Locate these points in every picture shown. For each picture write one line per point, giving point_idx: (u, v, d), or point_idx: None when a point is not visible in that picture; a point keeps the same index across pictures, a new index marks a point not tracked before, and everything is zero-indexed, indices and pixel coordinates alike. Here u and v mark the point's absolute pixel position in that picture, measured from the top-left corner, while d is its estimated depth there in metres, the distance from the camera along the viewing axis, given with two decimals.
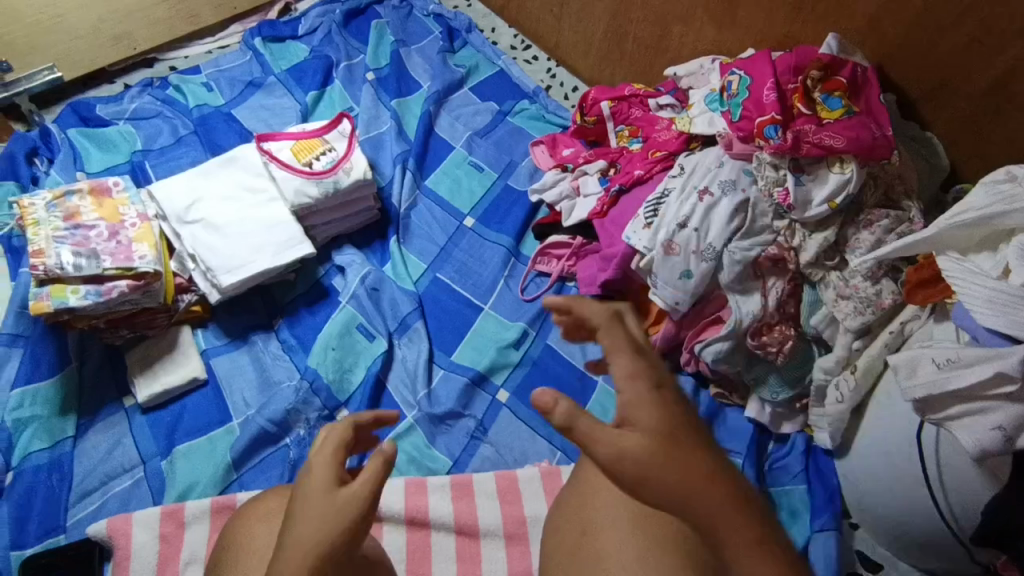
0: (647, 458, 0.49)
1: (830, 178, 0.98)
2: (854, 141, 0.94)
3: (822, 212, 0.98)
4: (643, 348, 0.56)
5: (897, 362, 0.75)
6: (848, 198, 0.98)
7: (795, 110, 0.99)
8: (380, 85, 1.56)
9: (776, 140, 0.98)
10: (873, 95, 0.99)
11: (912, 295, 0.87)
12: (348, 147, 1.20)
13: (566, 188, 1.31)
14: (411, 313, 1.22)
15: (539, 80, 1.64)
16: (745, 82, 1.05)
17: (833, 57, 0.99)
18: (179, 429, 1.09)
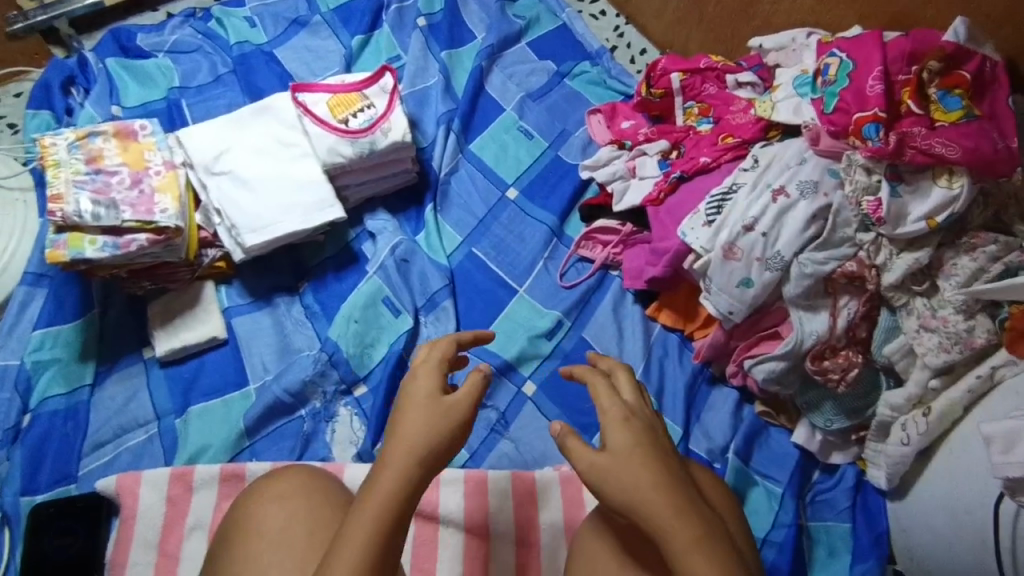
0: (607, 475, 0.62)
1: (933, 193, 0.84)
2: (971, 151, 0.79)
3: (918, 230, 0.85)
4: (631, 408, 0.66)
5: (993, 433, 0.64)
6: (952, 218, 0.84)
7: (903, 107, 0.84)
8: (432, 33, 1.44)
9: (875, 142, 0.83)
10: (1002, 96, 0.83)
11: None
12: (388, 105, 1.10)
13: (621, 168, 1.19)
14: (441, 290, 1.15)
15: (605, 39, 1.49)
16: (846, 66, 0.88)
17: (958, 45, 0.82)
18: (195, 389, 1.04)
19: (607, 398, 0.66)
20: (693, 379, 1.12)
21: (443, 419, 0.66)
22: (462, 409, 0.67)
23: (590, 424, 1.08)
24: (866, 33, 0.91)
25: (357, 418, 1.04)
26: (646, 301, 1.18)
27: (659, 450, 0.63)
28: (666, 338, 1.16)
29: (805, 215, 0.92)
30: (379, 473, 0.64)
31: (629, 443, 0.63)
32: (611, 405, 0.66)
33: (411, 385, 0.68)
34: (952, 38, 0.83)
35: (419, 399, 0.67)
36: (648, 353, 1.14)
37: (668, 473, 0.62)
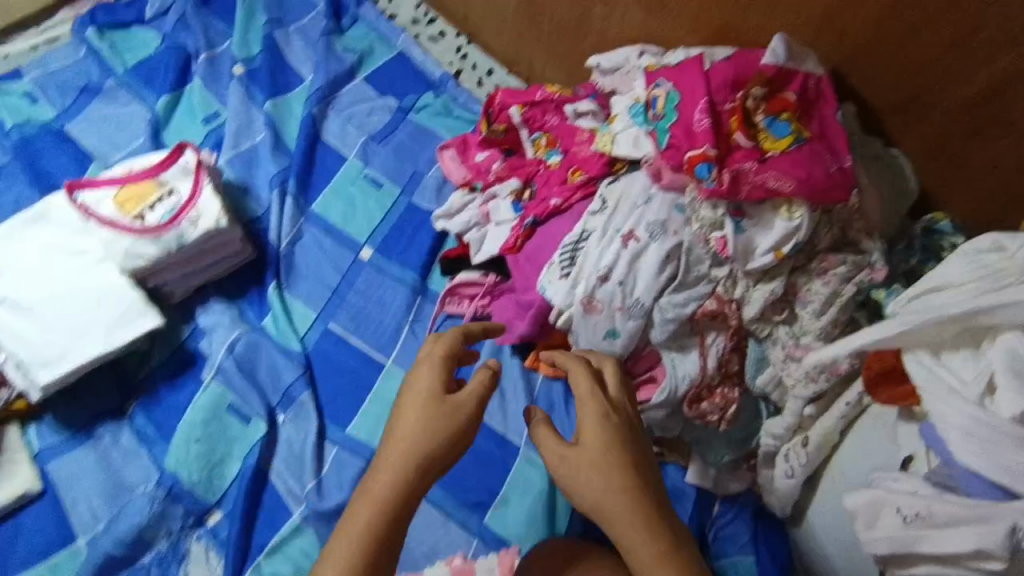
0: (579, 471, 0.67)
1: (775, 224, 0.80)
2: (803, 182, 0.75)
3: (767, 263, 0.81)
4: (612, 408, 0.70)
5: (855, 507, 0.60)
6: (798, 246, 0.81)
7: (732, 140, 0.79)
8: (251, 80, 1.28)
9: (709, 182, 0.78)
10: (830, 113, 0.79)
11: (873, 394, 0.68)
12: (193, 189, 0.96)
13: (474, 215, 1.10)
14: (296, 382, 1.02)
15: (447, 63, 1.38)
16: (672, 99, 0.83)
17: (778, 68, 0.79)
18: (9, 561, 0.89)
19: (589, 391, 0.71)
20: None
21: (439, 421, 0.68)
22: (462, 417, 0.69)
23: (480, 501, 0.99)
24: (685, 58, 0.85)
25: (213, 552, 0.91)
26: (525, 352, 1.10)
27: (632, 458, 0.68)
28: (550, 388, 1.08)
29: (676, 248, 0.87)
30: (376, 478, 0.67)
31: (604, 448, 0.67)
32: (594, 404, 0.70)
33: (412, 385, 0.70)
34: (771, 60, 0.79)
35: (415, 401, 0.69)
36: (533, 410, 1.06)
37: (640, 482, 0.66)
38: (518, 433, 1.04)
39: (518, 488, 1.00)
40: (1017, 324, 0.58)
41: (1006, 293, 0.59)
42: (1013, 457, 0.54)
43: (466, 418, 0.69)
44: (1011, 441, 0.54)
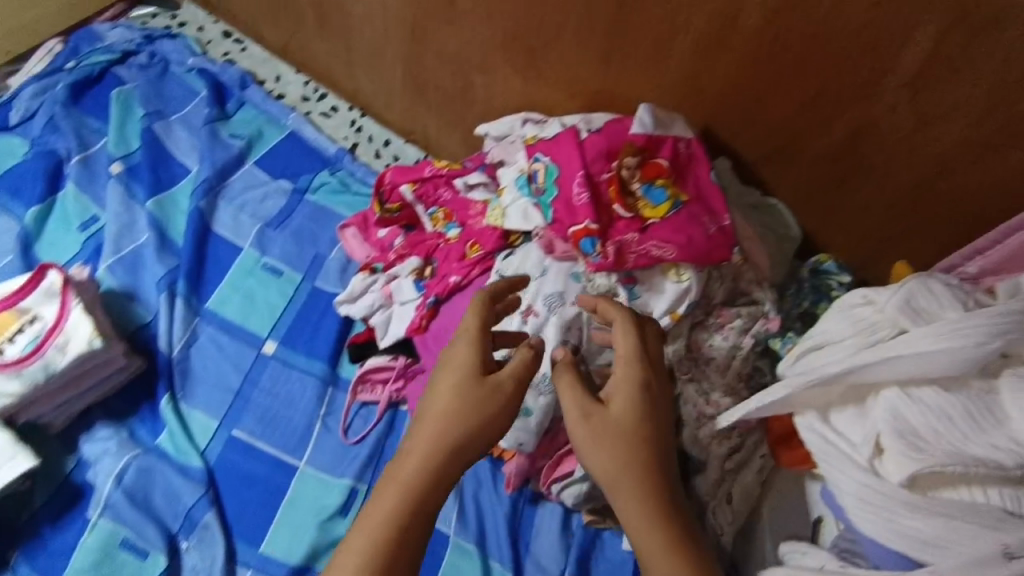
0: (604, 441, 0.64)
1: (666, 287, 0.81)
2: (682, 247, 0.77)
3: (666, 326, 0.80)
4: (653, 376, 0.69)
5: None
6: (693, 305, 0.81)
7: (613, 211, 0.81)
8: (132, 177, 1.22)
9: (595, 257, 0.78)
10: (703, 174, 0.82)
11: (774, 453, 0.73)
12: (60, 313, 0.90)
13: (377, 297, 1.06)
14: (197, 503, 0.95)
15: (342, 138, 1.35)
16: (552, 172, 0.84)
17: (648, 136, 0.82)
18: None
19: (628, 350, 0.69)
20: (515, 504, 1.02)
21: (478, 398, 0.66)
22: (504, 396, 0.67)
23: None
24: (557, 135, 0.87)
25: None
26: None
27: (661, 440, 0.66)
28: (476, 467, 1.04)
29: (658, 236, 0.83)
30: (404, 460, 0.65)
31: (636, 419, 0.66)
32: (626, 370, 0.68)
33: (450, 356, 0.69)
34: (640, 128, 0.82)
35: (450, 376, 0.67)
36: (460, 493, 1.02)
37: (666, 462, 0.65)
38: (446, 521, 1.00)
39: None
40: (899, 380, 0.59)
41: (882, 352, 0.59)
42: (911, 524, 0.54)
43: (505, 400, 0.67)
44: (901, 505, 0.54)
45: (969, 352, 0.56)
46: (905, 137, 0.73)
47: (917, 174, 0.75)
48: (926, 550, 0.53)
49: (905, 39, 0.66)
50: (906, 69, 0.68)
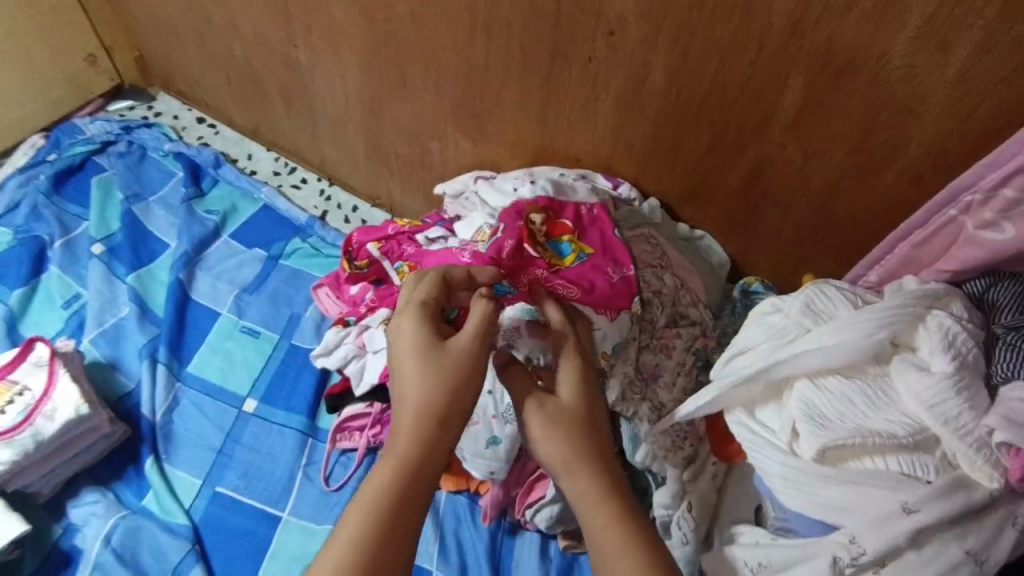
0: (557, 427, 0.70)
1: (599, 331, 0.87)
2: (580, 293, 0.89)
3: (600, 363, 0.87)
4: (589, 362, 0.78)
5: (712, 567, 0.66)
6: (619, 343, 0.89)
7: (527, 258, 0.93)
8: (113, 256, 1.29)
9: (509, 295, 0.89)
10: (606, 229, 0.95)
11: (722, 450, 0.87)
12: (47, 384, 0.95)
13: (351, 348, 1.12)
14: (184, 558, 0.98)
15: (312, 206, 1.45)
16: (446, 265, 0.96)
17: (551, 200, 0.97)
18: None
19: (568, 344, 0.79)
20: (494, 539, 1.07)
21: (438, 373, 0.70)
22: (471, 358, 0.72)
23: None
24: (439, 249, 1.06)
25: None
26: None
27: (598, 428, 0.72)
28: (455, 503, 1.10)
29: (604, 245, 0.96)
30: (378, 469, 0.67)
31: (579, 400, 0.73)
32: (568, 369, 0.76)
33: (399, 340, 0.74)
34: (556, 187, 0.98)
35: (408, 357, 0.72)
36: (440, 531, 1.07)
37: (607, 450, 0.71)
38: (429, 557, 1.05)
39: None
40: (806, 373, 0.67)
41: (791, 348, 0.68)
42: (826, 492, 0.61)
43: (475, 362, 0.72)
44: (817, 478, 0.61)
45: (861, 341, 0.65)
46: (796, 168, 0.85)
47: (814, 198, 0.87)
48: (839, 514, 0.60)
49: (782, 87, 0.78)
50: (786, 112, 0.80)
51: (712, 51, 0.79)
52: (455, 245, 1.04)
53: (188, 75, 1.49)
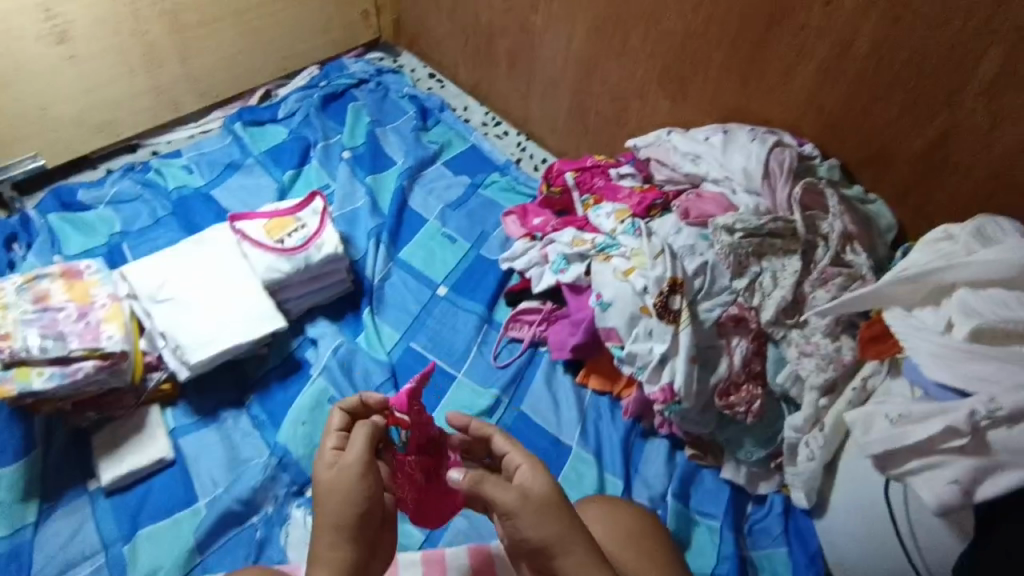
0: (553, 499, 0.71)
1: (761, 268, 1.07)
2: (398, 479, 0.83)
3: (752, 281, 1.07)
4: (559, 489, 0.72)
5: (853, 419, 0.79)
6: (777, 277, 1.06)
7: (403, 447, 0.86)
8: (356, 163, 1.60)
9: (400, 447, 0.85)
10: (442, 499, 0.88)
11: (866, 349, 0.94)
12: (319, 224, 1.24)
13: (535, 256, 1.33)
14: (384, 382, 1.23)
15: (510, 153, 1.70)
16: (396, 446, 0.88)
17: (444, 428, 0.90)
18: (144, 511, 1.07)
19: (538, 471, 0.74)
20: (628, 435, 1.21)
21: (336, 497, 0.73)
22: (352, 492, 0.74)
23: None
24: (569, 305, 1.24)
25: (312, 517, 1.08)
26: (574, 370, 1.28)
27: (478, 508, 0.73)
28: (598, 401, 1.25)
29: (784, 186, 1.07)
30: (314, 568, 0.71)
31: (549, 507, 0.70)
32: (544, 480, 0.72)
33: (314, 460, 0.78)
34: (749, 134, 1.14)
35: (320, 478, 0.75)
36: (583, 417, 1.23)
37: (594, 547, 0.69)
38: (570, 435, 1.20)
39: (571, 480, 1.15)
40: (968, 281, 0.78)
41: (956, 259, 0.79)
42: (969, 367, 0.73)
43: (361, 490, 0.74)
44: (964, 354, 0.74)
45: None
46: (983, 135, 0.94)
47: (995, 168, 0.95)
48: (976, 383, 0.72)
49: (980, 58, 0.90)
50: (982, 80, 0.91)
51: (921, 21, 0.92)
52: (601, 218, 1.24)
53: (433, 38, 1.83)
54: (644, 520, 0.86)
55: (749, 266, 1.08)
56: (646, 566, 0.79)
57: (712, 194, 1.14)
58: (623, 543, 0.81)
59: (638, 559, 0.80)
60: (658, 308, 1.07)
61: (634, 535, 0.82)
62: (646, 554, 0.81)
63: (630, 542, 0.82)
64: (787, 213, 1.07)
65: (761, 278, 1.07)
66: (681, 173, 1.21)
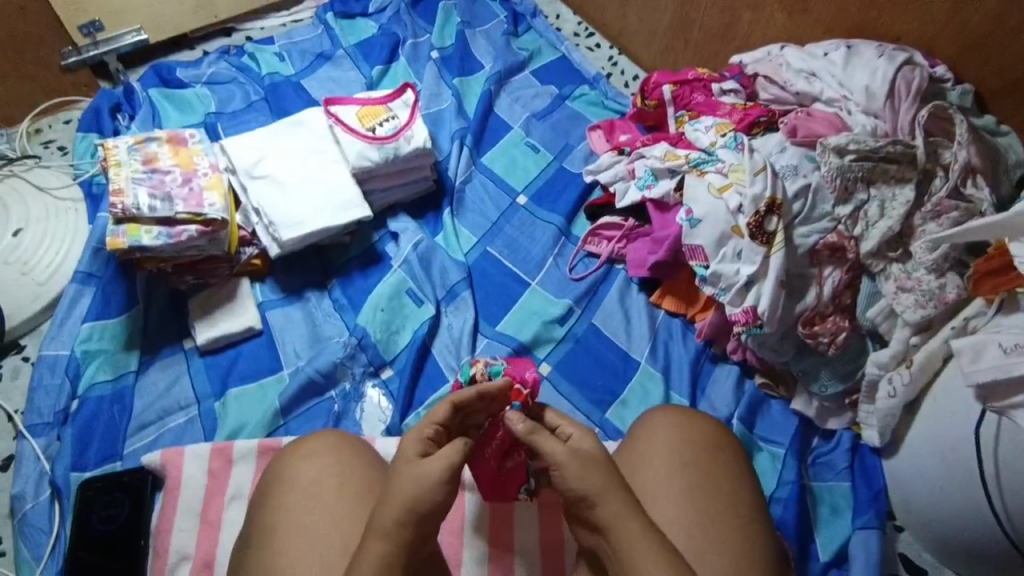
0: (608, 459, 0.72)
1: (867, 197, 1.03)
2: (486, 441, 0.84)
3: (854, 209, 1.03)
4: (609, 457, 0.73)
5: (961, 347, 0.81)
6: (885, 207, 1.02)
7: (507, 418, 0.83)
8: (444, 64, 1.56)
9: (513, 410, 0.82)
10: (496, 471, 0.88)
11: (980, 285, 0.88)
12: (409, 117, 1.27)
13: (621, 171, 1.29)
14: (460, 282, 1.24)
15: (600, 67, 1.63)
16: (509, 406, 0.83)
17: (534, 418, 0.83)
18: (234, 372, 1.15)
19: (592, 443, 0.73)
20: (698, 358, 1.18)
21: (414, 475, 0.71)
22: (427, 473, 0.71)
23: (602, 399, 1.14)
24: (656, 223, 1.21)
25: (385, 398, 1.14)
26: (650, 289, 1.25)
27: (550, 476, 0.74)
28: (670, 322, 1.22)
29: (908, 109, 1.03)
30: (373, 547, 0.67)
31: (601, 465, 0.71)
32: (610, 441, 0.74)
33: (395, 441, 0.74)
34: (876, 51, 1.09)
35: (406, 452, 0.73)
36: (654, 335, 1.20)
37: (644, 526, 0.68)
38: (640, 351, 1.19)
39: (637, 395, 1.14)
40: None
41: None
42: None
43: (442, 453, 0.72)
44: None
45: None
46: None
47: None
48: None
49: None
50: None
51: None
52: (698, 133, 1.20)
53: None
54: (716, 433, 0.84)
55: (856, 193, 1.03)
56: (720, 473, 0.79)
57: (823, 113, 1.11)
58: (699, 450, 0.81)
59: (712, 464, 0.80)
60: (751, 229, 1.04)
61: (711, 445, 0.82)
62: (720, 461, 0.80)
63: (704, 447, 0.81)
64: (908, 138, 1.03)
65: (867, 207, 1.02)
66: (790, 91, 1.18)
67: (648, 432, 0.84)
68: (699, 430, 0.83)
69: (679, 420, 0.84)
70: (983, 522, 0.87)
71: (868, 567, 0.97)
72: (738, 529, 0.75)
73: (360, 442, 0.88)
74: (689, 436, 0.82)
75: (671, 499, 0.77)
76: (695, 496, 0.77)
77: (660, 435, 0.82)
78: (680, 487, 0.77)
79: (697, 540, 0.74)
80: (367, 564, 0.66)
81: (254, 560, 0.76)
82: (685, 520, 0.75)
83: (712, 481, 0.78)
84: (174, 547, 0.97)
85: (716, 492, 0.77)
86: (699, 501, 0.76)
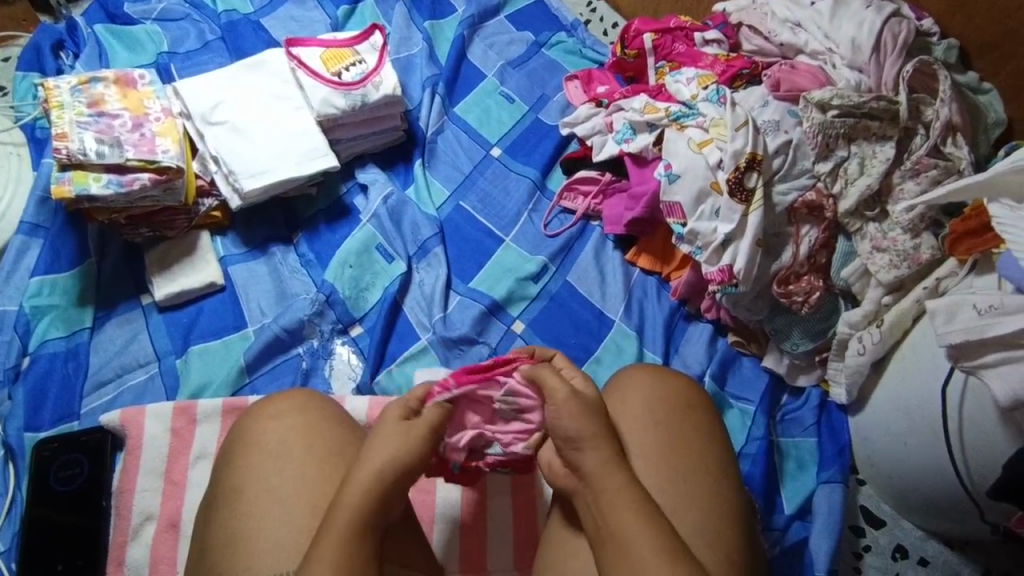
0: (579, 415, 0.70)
1: (845, 155, 1.01)
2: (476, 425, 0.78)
3: (833, 166, 1.02)
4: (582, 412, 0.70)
5: (937, 308, 0.81)
6: (863, 166, 1.00)
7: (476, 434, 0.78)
8: (414, 5, 1.47)
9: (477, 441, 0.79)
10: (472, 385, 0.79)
11: (956, 245, 0.88)
12: (378, 61, 1.20)
13: (599, 124, 1.24)
14: (431, 237, 1.20)
15: (579, 13, 1.56)
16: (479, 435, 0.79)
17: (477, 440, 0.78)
18: (195, 330, 1.11)
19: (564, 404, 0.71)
20: (672, 315, 1.18)
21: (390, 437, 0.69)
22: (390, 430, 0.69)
23: (577, 357, 1.13)
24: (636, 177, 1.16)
25: (355, 356, 1.11)
26: (625, 247, 1.23)
27: None
28: (645, 281, 1.21)
29: (893, 64, 1.01)
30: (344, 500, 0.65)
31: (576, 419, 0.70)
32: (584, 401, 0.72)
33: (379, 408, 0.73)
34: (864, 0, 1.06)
35: None
36: (628, 293, 1.19)
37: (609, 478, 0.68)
38: (615, 308, 1.17)
39: (610, 352, 1.13)
40: None
41: None
42: None
43: None
44: None
45: None
46: None
47: None
48: None
49: None
50: None
51: None
52: (679, 85, 1.16)
53: None
54: (692, 393, 0.83)
55: (837, 150, 1.02)
56: (691, 432, 0.79)
57: (807, 67, 1.07)
58: (673, 408, 0.80)
59: (685, 424, 0.79)
60: (731, 185, 1.02)
61: (686, 404, 0.81)
62: (693, 420, 0.80)
63: (678, 407, 0.81)
64: (891, 94, 1.00)
65: (847, 164, 1.01)
66: (774, 43, 1.15)
67: (623, 391, 0.83)
68: (676, 391, 0.83)
69: (651, 377, 0.84)
70: (942, 472, 0.90)
71: (834, 519, 0.99)
72: (709, 486, 0.75)
73: (330, 402, 0.85)
74: (663, 395, 0.81)
75: (642, 458, 0.76)
76: (668, 454, 0.77)
77: (635, 393, 0.82)
78: (652, 445, 0.77)
79: (669, 498, 0.74)
80: (337, 520, 0.64)
81: (223, 523, 0.74)
82: (655, 477, 0.75)
83: (684, 440, 0.78)
84: (136, 507, 0.95)
85: (687, 452, 0.77)
86: (671, 460, 0.76)
